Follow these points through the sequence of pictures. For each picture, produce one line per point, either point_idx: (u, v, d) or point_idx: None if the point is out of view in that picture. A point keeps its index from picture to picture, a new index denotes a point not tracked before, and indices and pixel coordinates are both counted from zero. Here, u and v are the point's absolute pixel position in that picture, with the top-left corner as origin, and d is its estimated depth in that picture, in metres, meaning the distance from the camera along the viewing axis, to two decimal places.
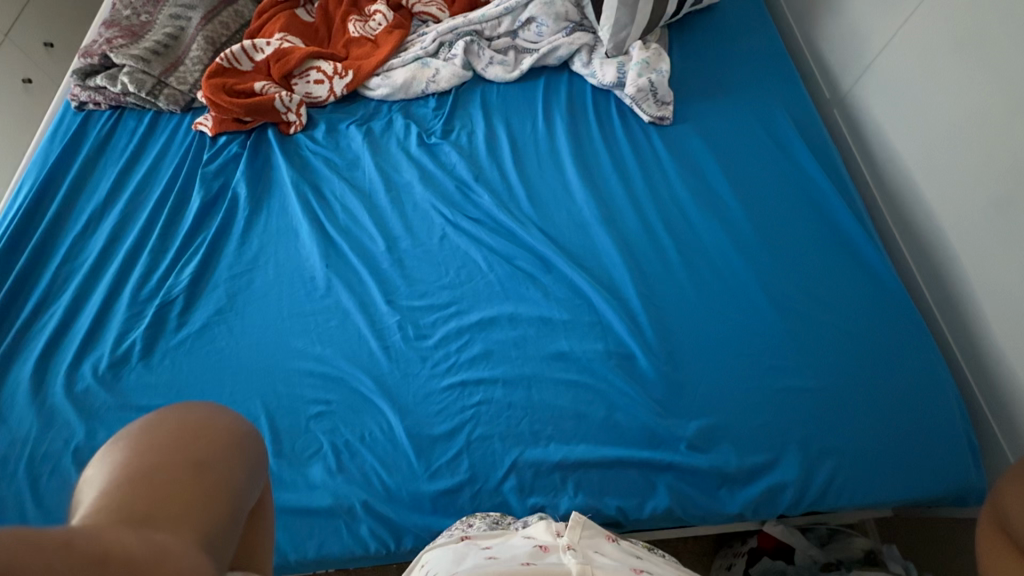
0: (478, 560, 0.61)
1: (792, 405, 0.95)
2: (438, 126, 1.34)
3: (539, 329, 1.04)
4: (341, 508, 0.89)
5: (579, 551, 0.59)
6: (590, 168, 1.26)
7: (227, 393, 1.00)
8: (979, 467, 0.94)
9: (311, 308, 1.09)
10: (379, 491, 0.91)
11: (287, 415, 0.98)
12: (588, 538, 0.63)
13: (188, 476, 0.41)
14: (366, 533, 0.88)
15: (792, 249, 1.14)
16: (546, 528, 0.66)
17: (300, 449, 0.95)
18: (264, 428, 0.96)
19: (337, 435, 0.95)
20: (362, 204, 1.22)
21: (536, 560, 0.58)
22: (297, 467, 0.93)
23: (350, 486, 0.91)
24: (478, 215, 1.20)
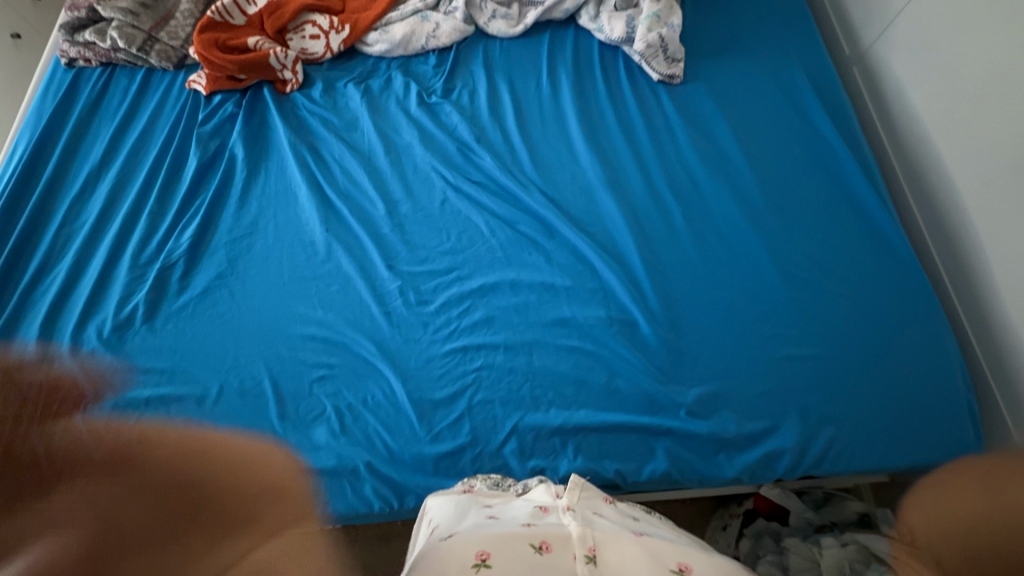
0: (479, 517, 0.62)
1: (793, 372, 0.95)
2: (439, 84, 1.29)
3: (541, 295, 1.03)
4: (345, 469, 0.91)
5: (578, 512, 0.59)
6: (597, 129, 1.22)
7: (230, 356, 1.01)
8: (979, 435, 0.94)
9: (312, 273, 1.09)
10: (382, 453, 0.92)
11: (290, 379, 0.98)
12: (586, 499, 0.64)
13: (246, 460, 0.61)
14: (370, 493, 0.90)
15: (802, 215, 1.11)
16: (546, 491, 0.68)
17: (304, 411, 0.96)
18: (269, 391, 0.97)
19: (340, 398, 0.97)
20: (361, 166, 1.19)
21: (536, 520, 0.59)
22: (301, 429, 0.94)
23: (354, 448, 0.92)
24: (480, 178, 1.17)
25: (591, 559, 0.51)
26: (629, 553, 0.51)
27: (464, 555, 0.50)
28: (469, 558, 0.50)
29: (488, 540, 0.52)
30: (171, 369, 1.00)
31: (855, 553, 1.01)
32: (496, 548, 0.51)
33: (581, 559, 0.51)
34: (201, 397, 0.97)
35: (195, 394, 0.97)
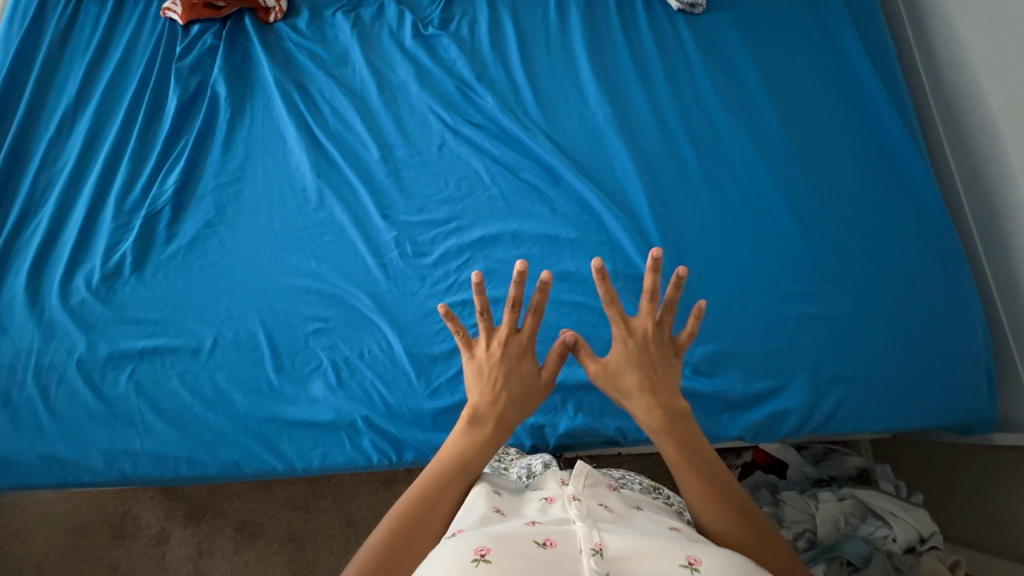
0: (485, 509, 0.59)
1: (804, 331, 0.91)
2: (436, 14, 1.18)
3: (543, 248, 0.98)
4: (343, 423, 0.90)
5: (584, 504, 0.57)
6: (607, 65, 1.12)
7: (223, 308, 0.98)
8: (992, 398, 0.92)
9: (304, 222, 1.04)
10: (380, 407, 0.91)
11: (286, 331, 0.96)
12: (592, 486, 0.61)
13: None
14: (368, 446, 0.90)
15: (828, 164, 1.03)
16: (553, 480, 0.65)
17: (301, 364, 0.94)
18: (265, 345, 0.95)
19: (337, 351, 0.94)
20: (353, 106, 1.11)
21: (542, 516, 0.56)
22: (298, 382, 0.93)
23: (352, 402, 0.91)
24: (480, 120, 1.09)
25: (598, 552, 0.48)
26: (637, 547, 0.49)
27: (463, 552, 0.49)
28: (468, 553, 0.48)
29: (488, 536, 0.50)
30: (164, 320, 0.97)
31: (851, 508, 1.01)
32: (496, 543, 0.49)
33: (587, 552, 0.48)
34: (196, 349, 0.95)
35: (190, 346, 0.95)
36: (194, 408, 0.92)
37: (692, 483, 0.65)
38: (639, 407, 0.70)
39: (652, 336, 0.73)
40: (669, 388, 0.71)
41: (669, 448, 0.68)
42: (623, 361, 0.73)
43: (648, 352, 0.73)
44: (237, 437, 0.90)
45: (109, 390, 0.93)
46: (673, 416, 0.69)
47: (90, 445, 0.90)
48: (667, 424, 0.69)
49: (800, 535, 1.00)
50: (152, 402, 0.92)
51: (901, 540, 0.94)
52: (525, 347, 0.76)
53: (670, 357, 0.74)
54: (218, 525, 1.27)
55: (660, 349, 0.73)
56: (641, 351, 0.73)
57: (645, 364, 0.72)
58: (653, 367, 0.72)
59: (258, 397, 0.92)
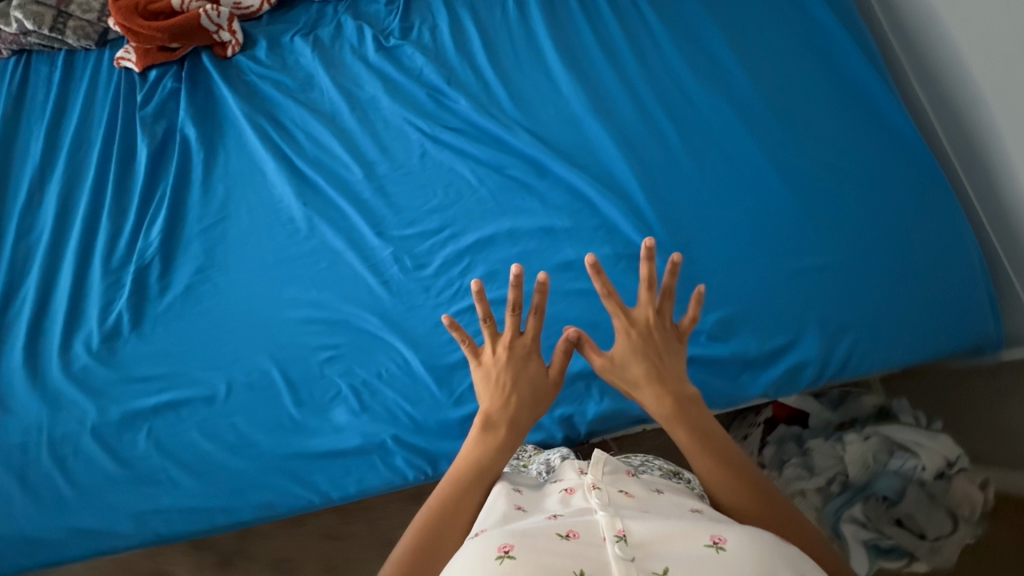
0: (506, 507, 0.59)
1: (809, 282, 0.93)
2: (396, 25, 1.17)
3: (541, 241, 0.98)
4: (372, 445, 0.90)
5: (605, 492, 0.58)
6: (574, 51, 1.12)
7: (229, 351, 0.96)
8: (995, 319, 0.95)
9: (297, 252, 1.02)
10: (407, 424, 0.91)
11: (298, 364, 0.95)
12: (611, 473, 0.62)
13: None
14: (402, 463, 0.90)
15: (804, 116, 1.05)
16: (570, 469, 0.65)
17: (319, 394, 0.93)
18: (280, 381, 0.94)
19: (353, 375, 0.94)
20: (327, 128, 1.10)
21: (564, 508, 0.57)
22: (320, 413, 0.92)
23: (377, 423, 0.91)
24: (457, 123, 1.08)
25: (621, 538, 0.49)
26: (660, 532, 0.49)
27: (487, 551, 0.49)
28: (492, 552, 0.49)
29: (511, 534, 0.51)
30: (171, 373, 0.95)
31: (878, 445, 1.04)
32: (519, 540, 0.50)
33: (611, 539, 0.49)
34: (210, 397, 0.94)
35: (203, 395, 0.94)
36: (217, 455, 0.91)
37: (706, 467, 0.67)
38: (649, 396, 0.73)
39: (655, 325, 0.77)
40: (676, 375, 0.74)
41: (680, 436, 0.70)
42: (629, 353, 0.76)
43: (652, 340, 0.76)
44: (267, 477, 0.90)
45: (128, 451, 0.91)
46: (681, 403, 0.72)
47: (119, 511, 0.89)
48: (677, 410, 0.71)
49: (833, 480, 1.03)
50: (174, 456, 0.91)
51: (929, 469, 1.00)
52: (530, 348, 0.79)
53: (676, 343, 0.78)
54: (253, 568, 1.26)
55: (663, 336, 0.77)
56: (644, 340, 0.77)
57: (650, 352, 0.76)
58: (660, 355, 0.76)
59: (280, 434, 0.91)
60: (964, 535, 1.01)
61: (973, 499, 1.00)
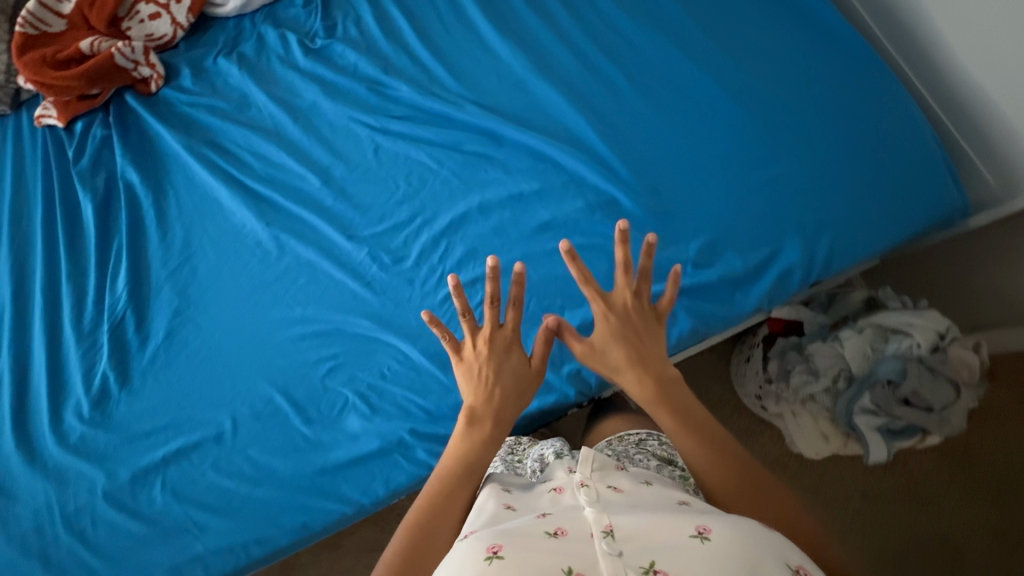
0: (495, 509, 0.60)
1: (779, 188, 0.94)
2: (319, 25, 1.13)
3: (512, 209, 0.98)
4: (391, 444, 0.90)
5: (593, 489, 0.58)
6: (504, 14, 1.10)
7: (229, 385, 0.95)
8: (957, 187, 0.97)
9: (273, 276, 1.00)
10: (421, 416, 0.91)
11: (301, 384, 0.94)
12: (601, 469, 0.62)
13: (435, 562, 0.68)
14: (425, 456, 0.90)
15: (743, 28, 1.05)
16: (560, 469, 0.65)
17: (327, 408, 0.93)
18: (284, 405, 0.93)
19: (357, 381, 0.93)
20: (275, 144, 1.07)
21: (553, 508, 0.58)
22: (332, 426, 0.92)
23: (391, 422, 0.91)
24: (404, 112, 1.06)
25: (609, 534, 0.51)
26: (645, 526, 0.51)
27: (475, 552, 0.51)
28: (480, 553, 0.50)
29: (498, 534, 0.53)
30: (174, 421, 0.94)
31: (872, 335, 1.08)
32: (507, 539, 0.51)
33: (599, 535, 0.51)
34: (218, 435, 0.93)
35: (211, 435, 0.93)
36: (239, 491, 0.90)
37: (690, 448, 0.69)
38: (630, 380, 0.75)
39: (632, 307, 0.79)
40: (656, 357, 0.76)
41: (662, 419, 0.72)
42: (608, 337, 0.78)
43: (631, 323, 0.78)
44: (293, 500, 0.90)
45: (148, 508, 0.90)
46: (660, 387, 0.73)
47: (152, 568, 0.88)
48: (659, 392, 0.73)
49: (838, 377, 1.08)
50: (196, 501, 0.90)
51: (924, 346, 1.03)
52: (510, 340, 0.80)
53: (655, 326, 0.79)
54: None
55: (642, 318, 0.79)
56: (621, 323, 0.78)
57: (627, 333, 0.77)
58: (637, 334, 0.78)
59: (296, 457, 0.91)
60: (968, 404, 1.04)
61: (972, 363, 1.02)
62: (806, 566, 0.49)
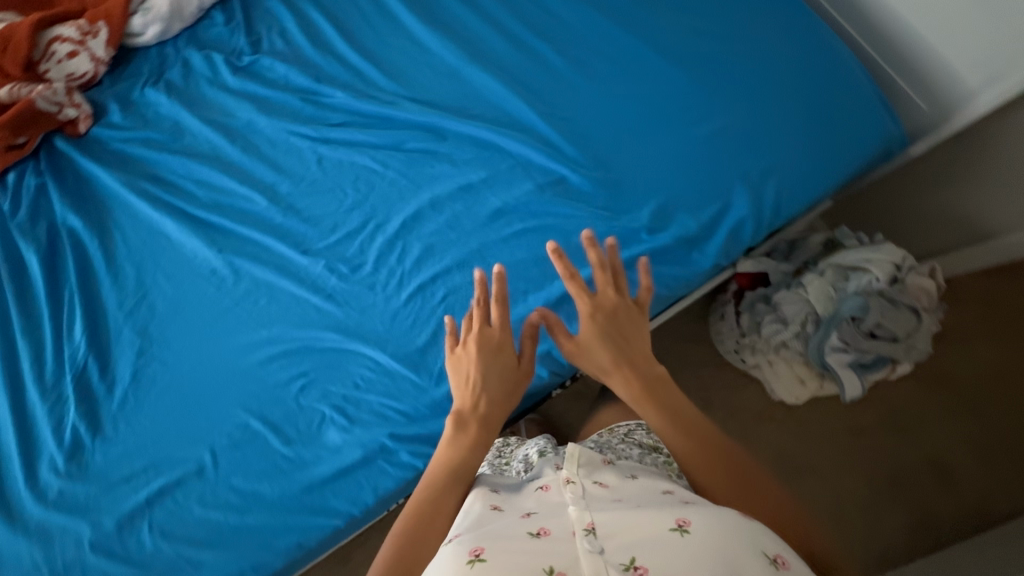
0: (481, 509, 0.56)
1: (738, 139, 1.00)
2: (243, 42, 1.17)
3: (480, 235, 0.98)
4: (373, 451, 0.90)
5: (578, 486, 0.54)
6: (445, 21, 1.13)
7: (203, 418, 0.93)
8: (891, 118, 1.05)
9: (232, 300, 0.99)
10: (399, 420, 0.91)
11: (273, 405, 0.93)
12: (588, 464, 0.58)
13: None
14: (408, 458, 0.90)
15: (744, 92, 1.02)
16: (548, 466, 0.62)
17: (306, 425, 0.92)
18: (261, 429, 0.91)
19: (331, 396, 0.92)
20: (214, 169, 1.08)
21: (538, 505, 0.53)
22: (313, 441, 0.91)
23: (371, 430, 0.90)
24: (341, 118, 1.09)
25: (590, 532, 0.47)
26: (627, 523, 0.47)
27: (458, 554, 0.47)
28: (462, 556, 0.47)
29: (482, 537, 0.49)
30: (152, 463, 0.91)
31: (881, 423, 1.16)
32: (490, 543, 0.48)
33: (580, 534, 0.47)
34: (199, 470, 0.90)
35: (191, 471, 0.90)
36: (228, 520, 0.88)
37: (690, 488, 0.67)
38: (619, 381, 0.75)
39: (619, 308, 0.80)
40: (643, 358, 0.76)
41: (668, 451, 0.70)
42: (595, 336, 0.78)
43: (615, 322, 0.79)
44: (287, 520, 0.88)
45: (137, 553, 0.86)
46: (656, 381, 0.74)
47: None
48: (647, 392, 0.73)
49: None
50: (186, 539, 0.87)
51: (883, 279, 1.19)
52: (498, 343, 0.79)
53: (630, 307, 0.81)
54: None
55: (627, 315, 0.80)
56: (609, 321, 0.79)
57: (613, 334, 0.78)
58: (623, 336, 0.78)
59: (282, 479, 0.89)
60: (930, 326, 1.24)
61: (928, 292, 1.24)
62: (785, 556, 0.46)
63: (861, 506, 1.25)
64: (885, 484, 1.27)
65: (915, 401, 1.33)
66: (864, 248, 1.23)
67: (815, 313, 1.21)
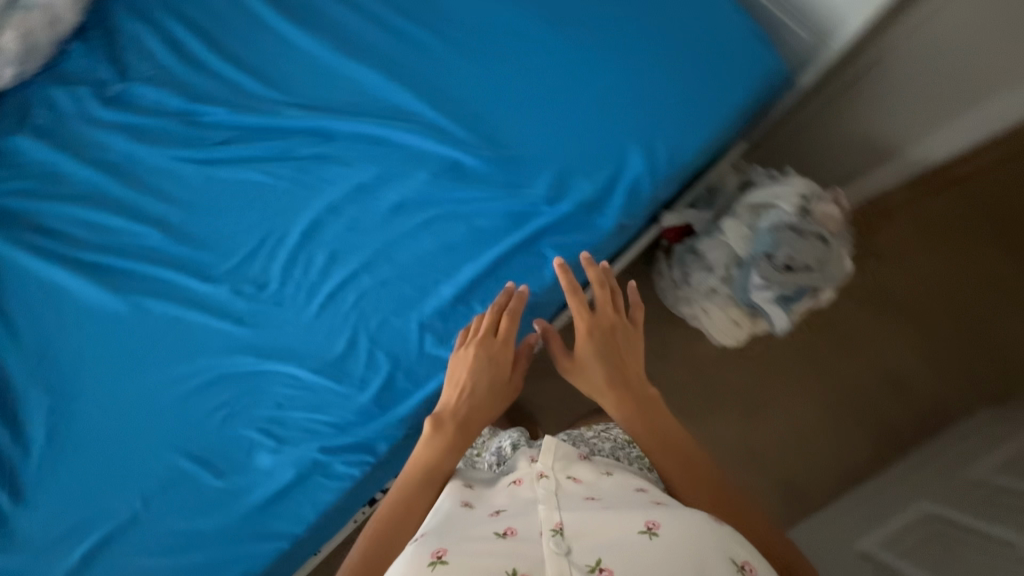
0: (451, 506, 0.57)
1: (616, 105, 0.99)
2: (108, 72, 1.04)
3: (387, 236, 0.97)
4: (308, 466, 0.91)
5: (551, 481, 0.55)
6: (325, 17, 1.05)
7: (133, 462, 0.91)
8: (767, 45, 1.02)
9: (137, 343, 0.95)
10: (328, 432, 0.92)
11: (199, 436, 0.92)
12: (563, 458, 0.59)
13: None
14: (342, 467, 0.92)
15: (643, 53, 1.01)
16: (523, 459, 0.62)
17: (235, 452, 0.92)
18: (191, 468, 0.91)
19: (258, 418, 0.92)
20: (99, 211, 0.99)
21: (509, 502, 0.55)
22: (246, 468, 0.92)
23: (299, 446, 0.91)
24: (222, 135, 1.01)
25: (558, 532, 0.47)
26: (595, 523, 0.48)
27: (421, 556, 0.47)
28: (426, 557, 0.46)
29: (447, 538, 0.49)
30: (87, 516, 0.90)
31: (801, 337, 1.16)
32: (455, 544, 0.47)
33: (547, 534, 0.47)
34: (131, 518, 0.90)
35: (123, 518, 0.90)
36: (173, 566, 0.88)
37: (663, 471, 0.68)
38: (612, 404, 0.75)
39: (616, 328, 0.81)
40: (638, 378, 0.77)
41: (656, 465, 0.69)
42: (590, 353, 0.78)
43: (613, 341, 0.80)
44: (235, 548, 0.90)
45: None
46: (649, 403, 0.74)
47: None
48: (642, 412, 0.73)
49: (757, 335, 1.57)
50: None
51: (794, 212, 1.08)
52: (497, 352, 0.82)
53: (629, 328, 0.82)
54: None
55: (624, 336, 0.81)
56: (606, 339, 0.80)
57: (609, 350, 0.79)
58: (619, 352, 0.79)
59: (221, 510, 0.90)
60: (844, 249, 1.11)
61: (835, 217, 1.10)
62: (753, 562, 0.46)
63: (822, 431, 1.39)
64: (843, 408, 1.40)
65: (872, 328, 1.42)
66: (778, 183, 1.12)
67: (737, 258, 1.13)
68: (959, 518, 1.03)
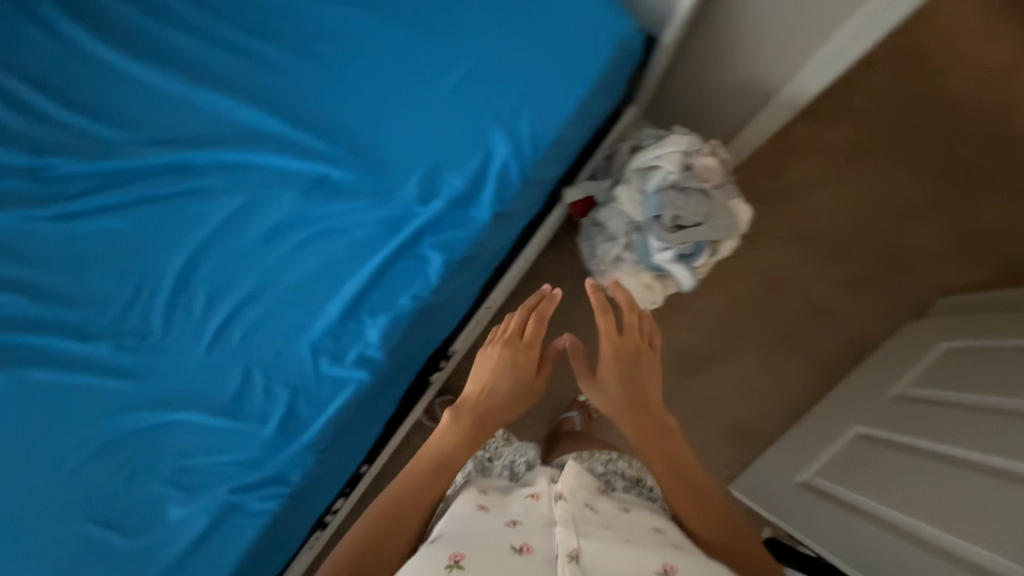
0: (469, 509, 0.62)
1: (439, 117, 1.00)
2: None
3: (278, 294, 0.95)
4: (220, 517, 0.88)
5: (571, 504, 0.59)
6: (166, 43, 1.04)
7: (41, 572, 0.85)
8: (602, 90, 1.05)
9: (53, 399, 0.91)
10: (234, 474, 0.90)
11: (107, 499, 0.88)
12: (584, 483, 0.64)
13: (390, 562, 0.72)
14: (258, 505, 0.89)
15: (393, 118, 1.01)
16: (542, 476, 0.68)
17: (137, 518, 0.88)
18: (104, 536, 0.87)
19: (158, 473, 0.90)
20: (20, 333, 0.92)
21: (525, 515, 0.60)
22: (155, 532, 0.88)
23: (202, 499, 0.89)
24: (79, 190, 0.99)
25: (573, 559, 0.51)
26: (612, 557, 0.52)
27: (437, 558, 0.52)
28: (443, 560, 0.52)
29: (462, 544, 0.54)
30: None
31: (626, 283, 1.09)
32: (470, 551, 0.53)
33: (563, 559, 0.52)
34: None
35: None
36: None
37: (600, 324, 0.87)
38: (628, 423, 0.82)
39: (641, 352, 0.88)
40: (655, 403, 0.84)
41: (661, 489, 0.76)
42: (615, 374, 0.85)
43: (634, 364, 0.86)
44: None
45: None
46: (666, 429, 0.81)
47: None
48: (657, 436, 0.79)
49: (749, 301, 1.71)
50: None
51: (675, 171, 1.13)
52: (524, 352, 0.88)
53: (648, 355, 0.89)
54: None
55: (648, 361, 0.88)
56: (631, 363, 0.86)
57: (632, 371, 0.86)
58: (640, 375, 0.86)
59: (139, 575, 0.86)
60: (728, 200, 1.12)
61: (717, 168, 1.14)
62: None
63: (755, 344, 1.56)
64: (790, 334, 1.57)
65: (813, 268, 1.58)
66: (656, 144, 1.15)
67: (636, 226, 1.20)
68: (882, 434, 1.23)
